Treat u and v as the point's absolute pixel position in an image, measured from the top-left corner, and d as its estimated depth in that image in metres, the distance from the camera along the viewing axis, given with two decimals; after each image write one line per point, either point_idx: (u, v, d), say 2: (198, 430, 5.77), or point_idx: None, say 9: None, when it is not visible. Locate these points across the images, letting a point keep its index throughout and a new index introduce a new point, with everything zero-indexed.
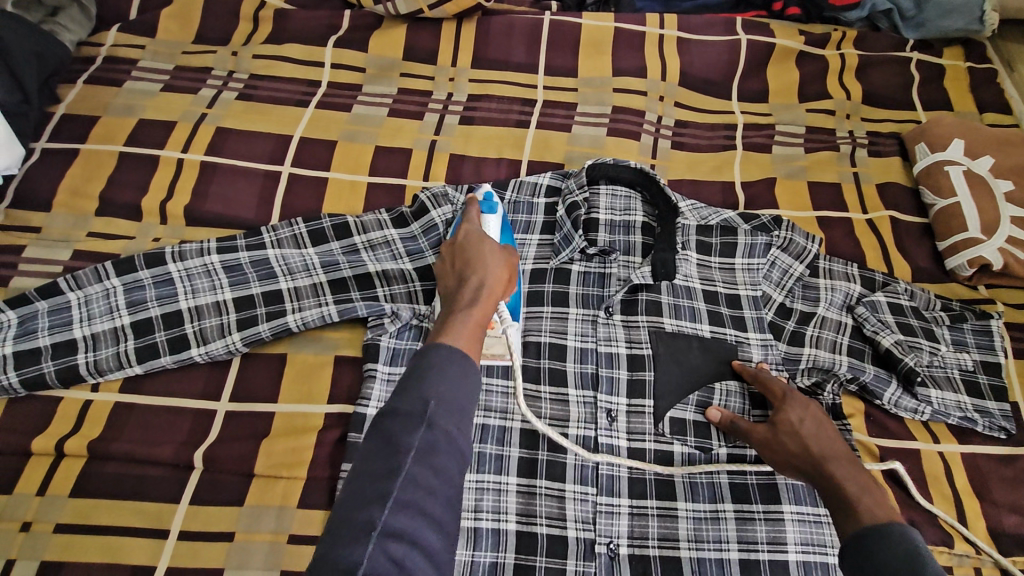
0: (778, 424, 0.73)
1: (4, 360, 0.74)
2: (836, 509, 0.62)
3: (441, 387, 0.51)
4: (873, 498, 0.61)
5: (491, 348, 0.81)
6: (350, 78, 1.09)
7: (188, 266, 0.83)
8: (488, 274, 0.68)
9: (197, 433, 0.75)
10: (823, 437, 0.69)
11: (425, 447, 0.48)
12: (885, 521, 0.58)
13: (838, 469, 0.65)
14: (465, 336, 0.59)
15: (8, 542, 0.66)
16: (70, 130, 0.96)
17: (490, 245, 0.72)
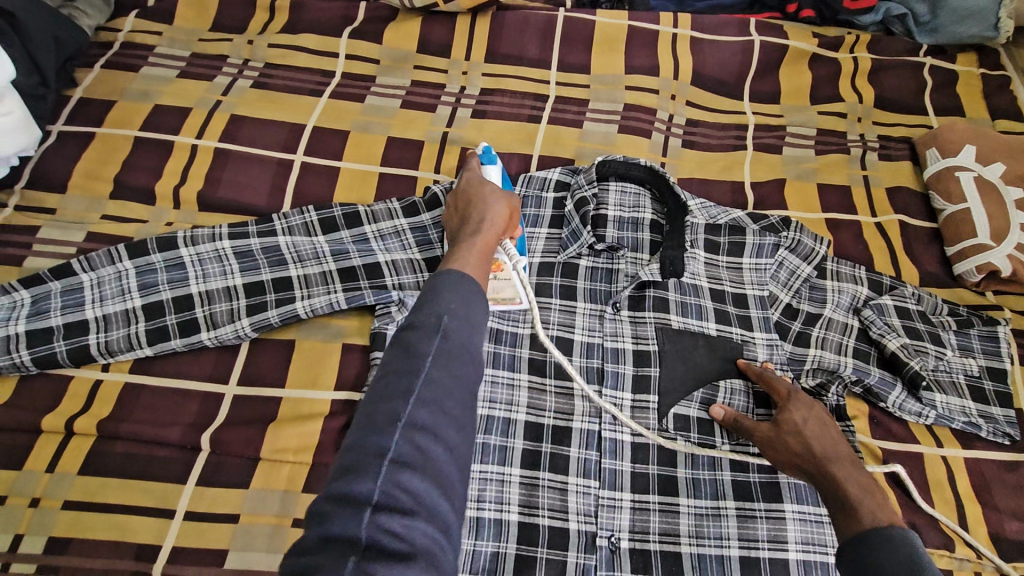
0: (783, 424, 0.74)
1: (17, 338, 0.75)
2: (836, 510, 0.64)
3: (455, 298, 0.50)
4: (874, 500, 0.63)
5: (506, 294, 0.84)
6: (364, 69, 1.10)
7: (199, 250, 0.84)
8: (489, 210, 0.71)
9: (205, 416, 0.75)
10: (825, 439, 0.70)
11: (443, 353, 0.46)
12: (882, 527, 0.58)
13: (842, 470, 0.66)
14: (473, 262, 0.59)
15: (17, 518, 0.67)
16: (87, 114, 0.97)
17: (492, 187, 0.76)
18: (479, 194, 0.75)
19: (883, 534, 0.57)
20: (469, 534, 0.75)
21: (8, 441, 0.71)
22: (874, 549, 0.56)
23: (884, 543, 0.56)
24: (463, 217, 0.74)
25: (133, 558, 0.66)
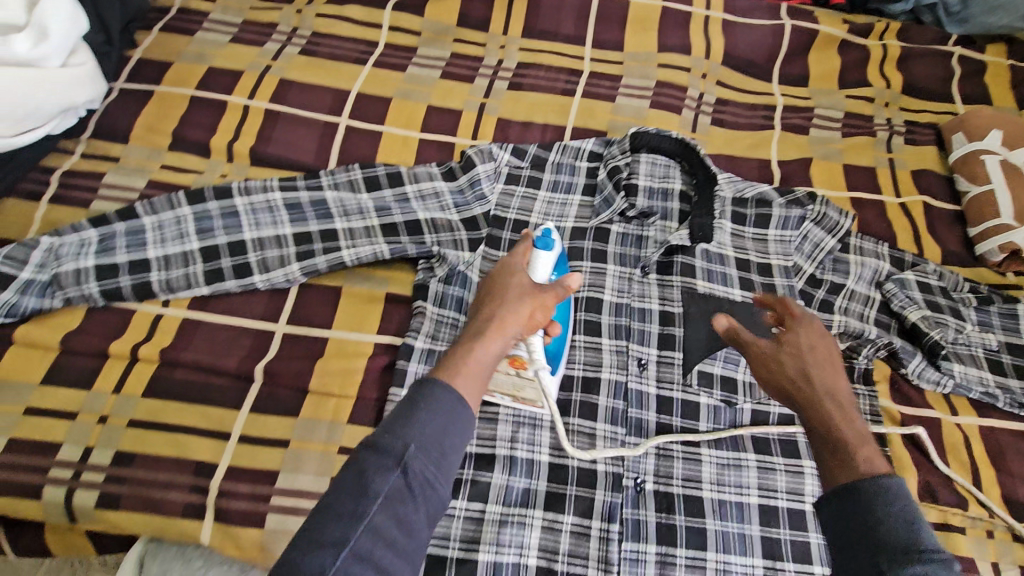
0: (786, 343, 0.64)
1: (86, 271, 0.80)
2: (820, 440, 0.57)
3: (430, 427, 0.52)
4: (872, 448, 0.55)
5: (528, 394, 0.77)
6: (406, 40, 1.14)
7: (252, 200, 0.88)
8: (506, 311, 0.62)
9: (257, 349, 0.81)
10: (827, 371, 0.61)
11: (395, 493, 0.49)
12: (875, 476, 0.52)
13: (827, 389, 0.60)
14: (461, 377, 0.56)
15: (87, 432, 0.73)
16: (146, 72, 1.02)
17: (524, 278, 0.66)
18: (508, 285, 0.65)
19: (876, 490, 0.50)
20: (502, 470, 0.77)
21: (77, 364, 0.77)
22: (866, 510, 0.50)
23: (875, 502, 0.50)
24: (478, 307, 0.64)
25: (192, 473, 0.72)
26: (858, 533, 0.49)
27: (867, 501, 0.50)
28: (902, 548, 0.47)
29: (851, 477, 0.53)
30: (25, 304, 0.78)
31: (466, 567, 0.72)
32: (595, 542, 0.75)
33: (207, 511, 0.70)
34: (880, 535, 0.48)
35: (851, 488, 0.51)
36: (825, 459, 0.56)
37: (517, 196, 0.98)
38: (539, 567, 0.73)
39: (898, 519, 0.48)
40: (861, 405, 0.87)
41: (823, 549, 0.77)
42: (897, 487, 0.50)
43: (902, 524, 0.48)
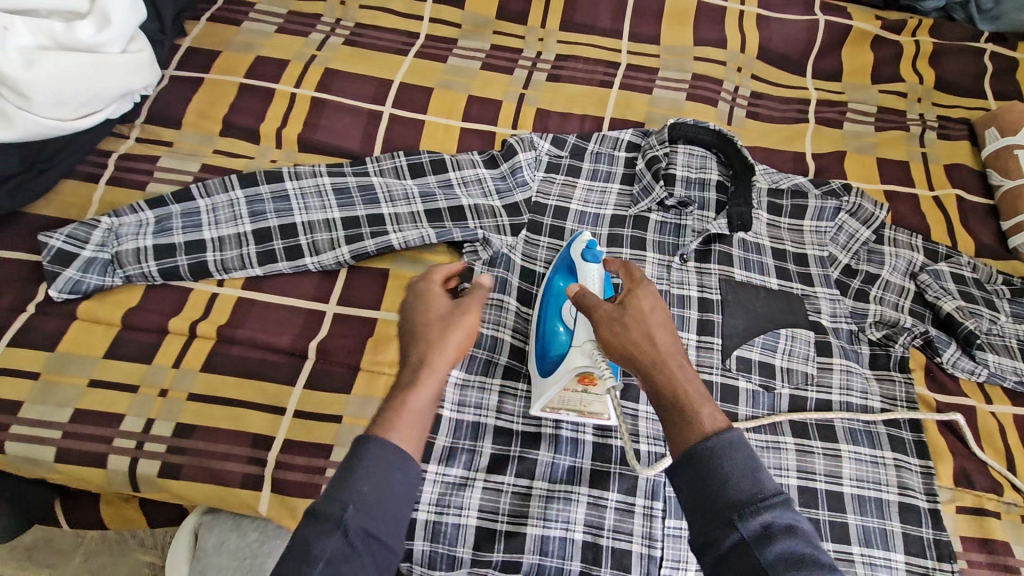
0: (632, 318, 0.64)
1: (145, 251, 0.82)
2: (670, 402, 0.59)
3: (367, 482, 0.52)
4: (709, 402, 0.58)
5: (592, 407, 0.75)
6: (447, 33, 1.16)
7: (302, 184, 0.90)
8: (431, 351, 0.62)
9: (310, 328, 0.83)
10: (664, 332, 0.64)
11: (337, 554, 0.48)
12: (713, 433, 0.55)
13: (670, 348, 0.62)
14: (401, 430, 0.56)
15: (149, 404, 0.75)
16: (196, 60, 1.05)
17: (450, 310, 0.67)
18: (429, 324, 0.65)
19: (718, 445, 0.54)
20: (548, 447, 0.77)
21: (137, 339, 0.80)
22: (710, 470, 0.53)
23: (713, 460, 0.54)
24: (409, 349, 0.64)
25: (250, 445, 0.74)
26: (705, 495, 0.53)
27: (704, 457, 0.54)
28: (743, 504, 0.52)
29: (697, 435, 0.55)
30: (87, 282, 0.80)
31: (515, 542, 0.73)
32: (639, 519, 0.75)
33: (265, 482, 0.73)
34: (725, 494, 0.52)
35: (694, 449, 0.55)
36: (669, 418, 0.58)
37: (557, 183, 1.00)
38: (585, 542, 0.73)
39: (738, 472, 0.53)
40: (898, 392, 0.88)
41: (861, 531, 0.78)
42: (733, 440, 0.54)
43: (741, 476, 0.53)
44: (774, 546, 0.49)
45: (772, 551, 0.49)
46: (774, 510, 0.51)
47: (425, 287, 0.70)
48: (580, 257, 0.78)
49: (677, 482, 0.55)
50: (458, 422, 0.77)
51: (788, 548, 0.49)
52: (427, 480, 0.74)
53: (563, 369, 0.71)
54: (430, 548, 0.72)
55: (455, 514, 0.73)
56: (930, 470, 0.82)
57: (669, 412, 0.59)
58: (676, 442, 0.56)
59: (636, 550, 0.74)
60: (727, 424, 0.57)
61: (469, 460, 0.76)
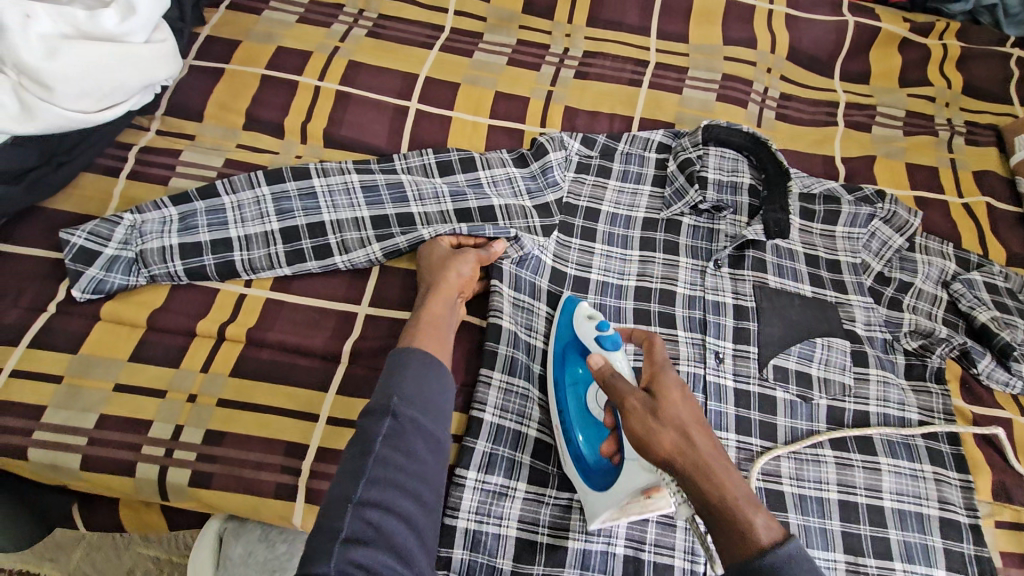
0: (662, 416, 0.59)
1: (170, 249, 0.80)
2: (720, 515, 0.54)
3: (409, 380, 0.62)
4: (760, 508, 0.54)
5: (656, 503, 0.68)
6: (472, 26, 1.13)
7: (329, 181, 0.87)
8: (439, 279, 0.79)
9: (341, 331, 0.81)
10: (700, 428, 0.59)
11: (392, 433, 0.58)
12: (770, 548, 0.51)
13: (710, 448, 0.57)
14: (422, 337, 0.70)
15: (177, 410, 0.73)
16: (215, 49, 1.01)
17: (454, 254, 0.83)
18: (435, 263, 0.82)
19: (779, 561, 0.50)
20: None
21: (164, 341, 0.77)
22: None
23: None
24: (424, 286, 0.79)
25: (283, 453, 0.72)
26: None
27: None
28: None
29: (755, 551, 0.51)
30: (111, 281, 0.78)
31: (556, 556, 0.72)
32: (681, 534, 0.74)
33: (299, 492, 0.71)
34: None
35: (752, 567, 0.51)
36: (718, 529, 0.54)
37: (588, 184, 0.97)
38: (627, 556, 0.73)
39: None
40: (935, 404, 0.87)
41: (903, 545, 0.78)
42: (792, 552, 0.51)
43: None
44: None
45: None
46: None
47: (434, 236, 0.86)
48: (597, 342, 0.72)
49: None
50: (498, 428, 0.76)
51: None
52: (468, 486, 0.73)
53: (621, 485, 0.66)
54: (469, 557, 0.72)
55: (494, 524, 0.73)
56: (969, 484, 0.82)
57: (716, 520, 0.55)
58: (732, 557, 0.52)
59: (679, 564, 0.73)
60: (781, 531, 0.53)
61: (509, 469, 0.75)
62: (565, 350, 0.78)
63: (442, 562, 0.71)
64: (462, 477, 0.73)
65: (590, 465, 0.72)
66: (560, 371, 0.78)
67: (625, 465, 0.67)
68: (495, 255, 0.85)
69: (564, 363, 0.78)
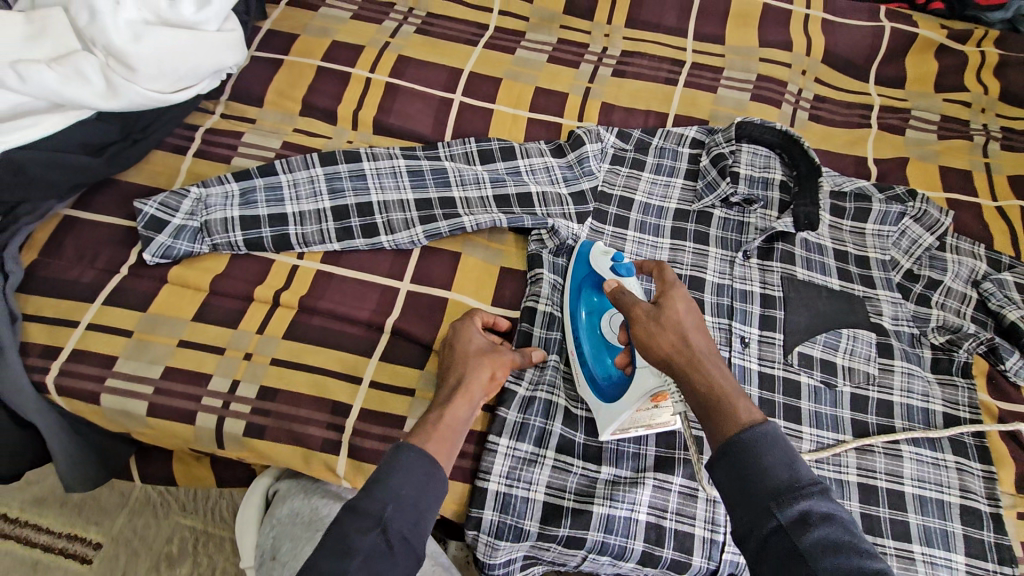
0: (664, 320, 0.65)
1: (232, 221, 0.86)
2: (709, 400, 0.60)
3: (408, 487, 0.60)
4: (746, 400, 0.60)
5: (659, 416, 0.75)
6: (515, 25, 1.18)
7: (378, 165, 0.93)
8: (467, 377, 0.73)
9: (384, 304, 0.86)
10: (698, 331, 0.65)
11: (374, 552, 0.56)
12: (753, 426, 0.57)
13: (705, 349, 0.64)
14: (433, 439, 0.66)
15: (234, 366, 0.79)
16: (275, 42, 1.08)
17: (484, 348, 0.77)
18: (465, 357, 0.76)
19: (758, 438, 0.56)
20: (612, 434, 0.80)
21: (224, 304, 0.84)
22: (752, 462, 0.55)
23: (753, 451, 0.55)
24: (448, 373, 0.75)
25: (329, 412, 0.78)
26: (748, 487, 0.54)
27: (743, 450, 0.56)
28: (783, 492, 0.53)
29: (734, 428, 0.57)
30: (178, 248, 0.84)
31: (581, 519, 0.76)
32: (702, 505, 0.77)
33: (342, 448, 0.77)
34: (766, 483, 0.54)
35: (732, 441, 0.56)
36: (706, 414, 0.60)
37: (622, 175, 1.01)
38: (649, 523, 0.76)
39: (780, 463, 0.55)
40: (961, 398, 0.89)
41: (923, 531, 0.80)
42: (769, 433, 0.56)
43: (779, 466, 0.55)
44: (814, 530, 0.51)
45: (811, 536, 0.51)
46: (812, 498, 0.53)
47: (467, 321, 0.80)
48: (612, 269, 0.78)
49: (717, 474, 0.57)
50: (530, 400, 0.80)
51: (825, 533, 0.51)
52: (499, 452, 0.77)
53: (631, 392, 0.72)
54: (499, 519, 0.76)
55: (523, 488, 0.76)
56: (992, 475, 0.83)
57: (705, 410, 0.60)
58: (715, 435, 0.58)
59: (699, 533, 0.76)
60: (761, 418, 0.58)
61: (539, 438, 0.78)
62: (581, 283, 0.83)
63: (473, 521, 0.76)
64: (494, 444, 0.77)
65: (601, 380, 0.77)
66: (576, 299, 0.82)
67: (636, 373, 0.71)
68: (530, 361, 0.80)
69: (579, 293, 0.82)
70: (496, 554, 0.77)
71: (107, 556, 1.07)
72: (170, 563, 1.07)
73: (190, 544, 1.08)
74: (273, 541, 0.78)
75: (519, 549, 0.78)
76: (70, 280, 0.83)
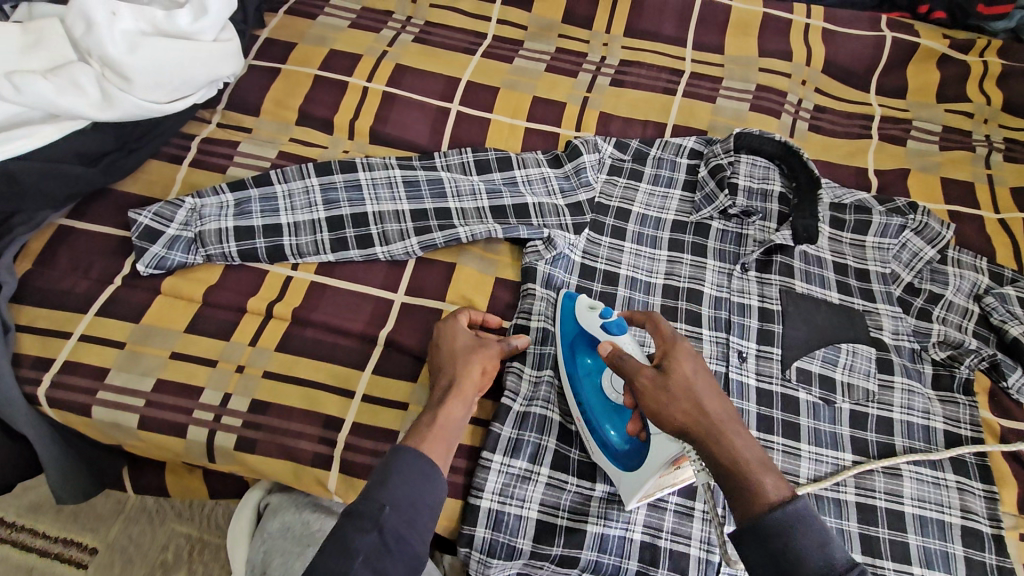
0: (674, 389, 0.65)
1: (226, 231, 0.86)
2: (732, 475, 0.60)
3: (406, 490, 0.60)
4: (769, 471, 0.60)
5: (683, 476, 0.72)
6: (513, 34, 1.17)
7: (374, 175, 0.92)
8: (460, 375, 0.73)
9: (378, 316, 0.85)
10: (711, 396, 0.65)
11: (373, 551, 0.56)
12: (783, 504, 0.57)
13: (722, 415, 0.64)
14: (429, 442, 0.66)
15: (226, 379, 0.79)
16: (272, 50, 1.08)
17: (475, 346, 0.77)
18: (457, 356, 0.75)
19: (790, 518, 0.56)
20: None
21: (217, 315, 0.84)
22: (782, 542, 0.56)
23: (784, 534, 0.56)
24: (439, 372, 0.75)
25: (320, 426, 0.77)
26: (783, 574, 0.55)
27: (774, 534, 0.56)
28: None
29: (764, 508, 0.58)
30: (171, 258, 0.84)
31: (575, 538, 0.75)
32: (698, 523, 0.76)
33: (334, 462, 0.76)
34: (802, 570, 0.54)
35: (761, 524, 0.57)
36: (731, 490, 0.60)
37: (619, 185, 1.01)
38: (643, 542, 0.75)
39: (813, 545, 0.55)
40: (962, 415, 0.87)
41: (923, 552, 0.79)
42: (801, 511, 0.57)
43: (815, 550, 0.55)
44: None
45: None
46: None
47: (452, 319, 0.80)
48: (603, 328, 0.76)
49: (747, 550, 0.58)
50: (525, 415, 0.79)
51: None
52: (493, 469, 0.76)
53: (651, 461, 0.69)
54: (491, 536, 0.75)
55: (517, 506, 0.75)
56: (993, 495, 0.82)
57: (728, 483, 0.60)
58: (742, 512, 0.59)
59: (694, 553, 0.75)
60: (790, 492, 0.59)
61: (533, 454, 0.78)
62: (572, 344, 0.80)
63: (465, 539, 0.75)
64: (487, 460, 0.77)
65: (618, 448, 0.74)
66: (570, 365, 0.80)
67: (653, 440, 0.70)
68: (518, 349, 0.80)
69: (572, 356, 0.80)
70: (488, 571, 0.76)
71: (102, 563, 1.06)
72: (165, 570, 1.06)
73: (185, 552, 1.08)
74: (264, 556, 0.77)
75: (511, 567, 0.77)
76: (64, 290, 0.83)
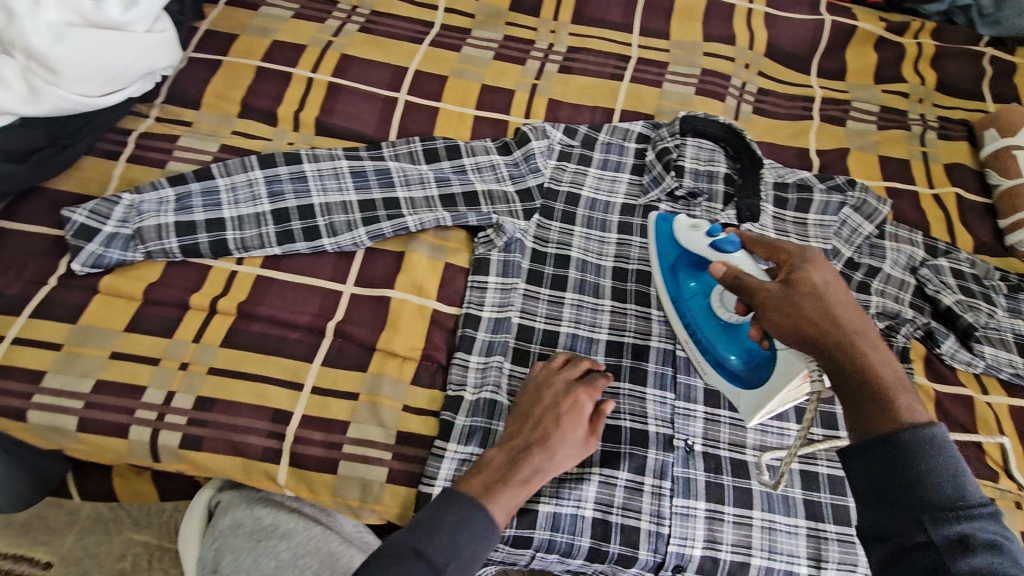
0: (800, 301, 0.62)
1: (166, 227, 0.84)
2: (864, 388, 0.57)
3: (466, 548, 0.63)
4: (909, 394, 0.56)
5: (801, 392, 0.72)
6: (461, 22, 1.17)
7: (320, 166, 0.91)
8: (553, 457, 0.72)
9: (326, 308, 0.85)
10: (845, 304, 0.61)
11: None
12: (915, 425, 0.54)
13: (850, 318, 0.60)
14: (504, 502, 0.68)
15: (170, 377, 0.78)
16: (212, 43, 1.05)
17: (572, 429, 0.74)
18: (559, 427, 0.73)
19: (925, 441, 0.52)
20: None
21: (159, 313, 0.82)
22: (915, 464, 0.52)
23: (918, 453, 0.52)
24: (530, 434, 0.73)
25: (270, 420, 0.77)
26: (903, 491, 0.51)
27: (902, 449, 0.53)
28: (943, 508, 0.50)
29: (894, 425, 0.54)
30: (110, 256, 0.82)
31: (526, 519, 0.75)
32: (647, 497, 0.78)
33: (283, 456, 0.76)
34: (928, 494, 0.51)
35: (890, 437, 0.53)
36: (859, 404, 0.57)
37: (568, 171, 1.00)
38: (595, 518, 0.77)
39: (943, 474, 0.51)
40: None
41: None
42: (936, 438, 0.53)
43: (942, 480, 0.51)
44: (976, 555, 0.48)
45: (971, 561, 0.47)
46: (979, 521, 0.50)
47: (562, 389, 0.76)
48: (711, 245, 0.79)
49: (868, 466, 0.54)
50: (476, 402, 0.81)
51: (988, 561, 0.47)
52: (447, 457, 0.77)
53: (776, 377, 0.72)
54: None
55: None
56: None
57: (857, 392, 0.57)
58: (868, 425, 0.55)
59: (645, 526, 0.77)
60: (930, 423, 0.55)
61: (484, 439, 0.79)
62: (675, 266, 0.85)
63: None
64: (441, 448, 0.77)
65: (736, 364, 0.78)
66: (675, 284, 0.85)
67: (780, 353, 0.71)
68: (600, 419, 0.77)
69: (676, 275, 0.85)
70: None
71: None
72: None
73: (143, 559, 1.05)
74: (216, 553, 0.76)
75: None
76: None
